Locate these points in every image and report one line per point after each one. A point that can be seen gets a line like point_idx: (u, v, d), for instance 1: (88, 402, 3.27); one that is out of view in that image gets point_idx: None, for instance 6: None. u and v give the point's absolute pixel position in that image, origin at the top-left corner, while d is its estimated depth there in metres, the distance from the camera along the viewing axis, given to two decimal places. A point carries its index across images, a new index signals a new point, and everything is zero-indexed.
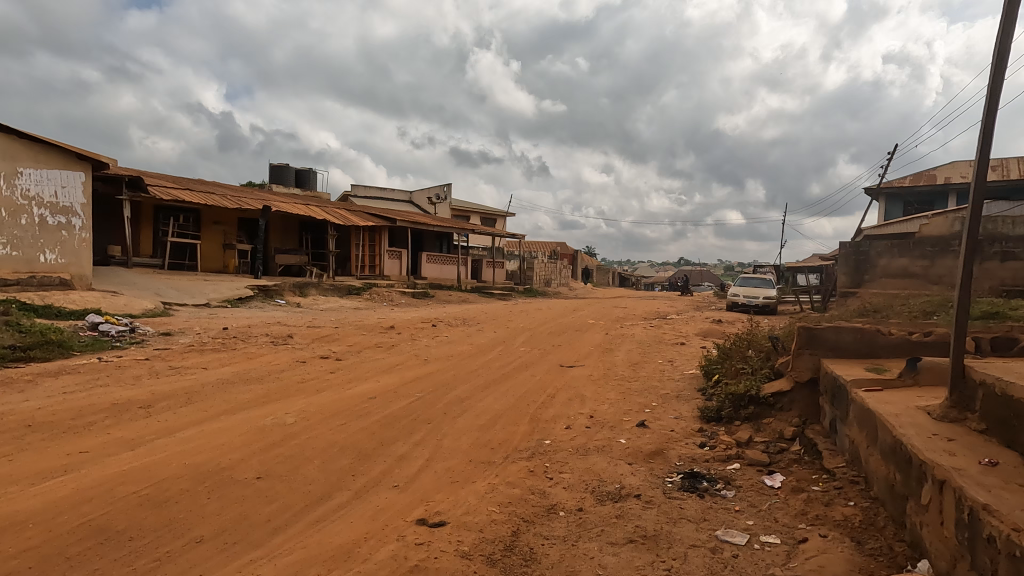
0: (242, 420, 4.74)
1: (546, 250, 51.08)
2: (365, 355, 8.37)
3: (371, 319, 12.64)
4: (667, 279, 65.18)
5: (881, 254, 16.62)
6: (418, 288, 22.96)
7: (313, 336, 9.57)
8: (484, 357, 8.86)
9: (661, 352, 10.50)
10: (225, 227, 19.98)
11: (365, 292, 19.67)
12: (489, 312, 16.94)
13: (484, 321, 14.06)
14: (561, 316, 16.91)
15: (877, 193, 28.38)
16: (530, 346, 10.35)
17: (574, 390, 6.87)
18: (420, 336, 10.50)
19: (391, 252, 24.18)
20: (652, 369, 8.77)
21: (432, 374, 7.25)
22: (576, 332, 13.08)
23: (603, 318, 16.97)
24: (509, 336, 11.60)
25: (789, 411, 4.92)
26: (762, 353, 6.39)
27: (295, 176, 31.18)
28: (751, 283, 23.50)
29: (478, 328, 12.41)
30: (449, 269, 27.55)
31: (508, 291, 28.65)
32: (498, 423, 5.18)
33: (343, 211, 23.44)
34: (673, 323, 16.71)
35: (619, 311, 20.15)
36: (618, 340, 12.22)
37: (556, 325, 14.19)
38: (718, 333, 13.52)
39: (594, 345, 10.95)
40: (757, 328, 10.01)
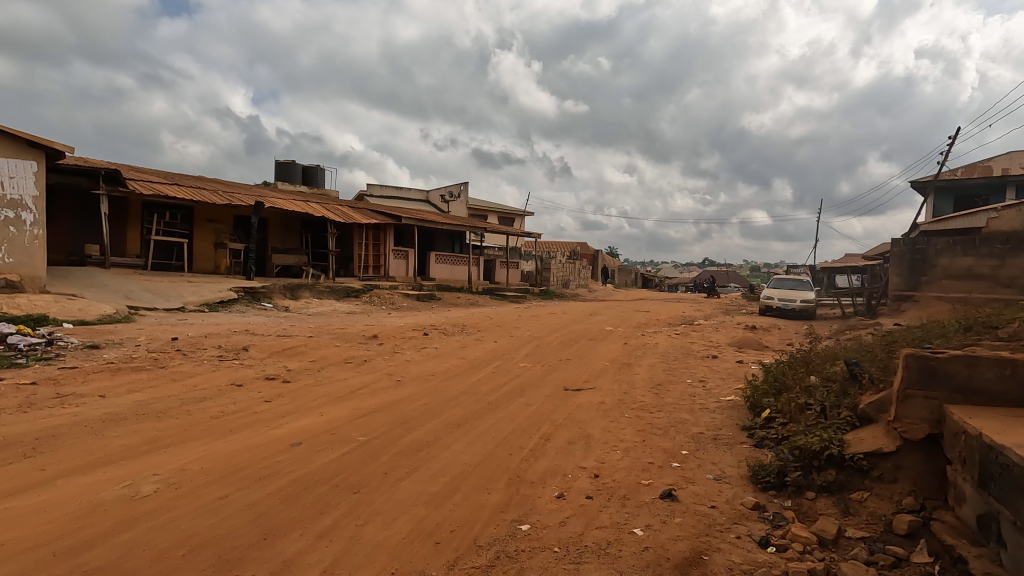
0: (76, 490, 3.23)
1: (566, 251, 49.36)
2: (327, 374, 6.88)
3: (357, 327, 11.18)
4: (691, 280, 62.94)
5: (941, 252, 14.64)
6: (424, 290, 21.53)
7: (274, 348, 8.11)
8: (472, 376, 7.29)
9: (690, 369, 8.80)
10: (219, 225, 18.83)
11: (365, 294, 18.31)
12: (496, 317, 15.38)
13: (488, 328, 12.49)
14: (575, 322, 15.23)
15: (925, 187, 26.16)
16: (533, 360, 8.75)
17: (578, 428, 5.23)
18: (404, 349, 8.98)
19: (397, 252, 22.83)
20: (678, 392, 7.11)
21: (397, 403, 5.70)
22: (589, 342, 11.42)
23: (622, 324, 15.26)
24: (511, 348, 10.00)
25: (893, 484, 3.25)
26: (834, 382, 4.70)
27: (302, 174, 30.06)
28: (787, 285, 21.52)
29: (477, 338, 10.84)
30: (459, 270, 26.10)
31: (522, 293, 27.08)
32: (457, 491, 3.60)
33: (346, 209, 22.13)
34: (702, 330, 14.97)
35: (640, 316, 18.42)
36: (638, 352, 10.52)
37: (568, 333, 12.52)
38: (755, 344, 11.73)
39: (609, 359, 9.29)
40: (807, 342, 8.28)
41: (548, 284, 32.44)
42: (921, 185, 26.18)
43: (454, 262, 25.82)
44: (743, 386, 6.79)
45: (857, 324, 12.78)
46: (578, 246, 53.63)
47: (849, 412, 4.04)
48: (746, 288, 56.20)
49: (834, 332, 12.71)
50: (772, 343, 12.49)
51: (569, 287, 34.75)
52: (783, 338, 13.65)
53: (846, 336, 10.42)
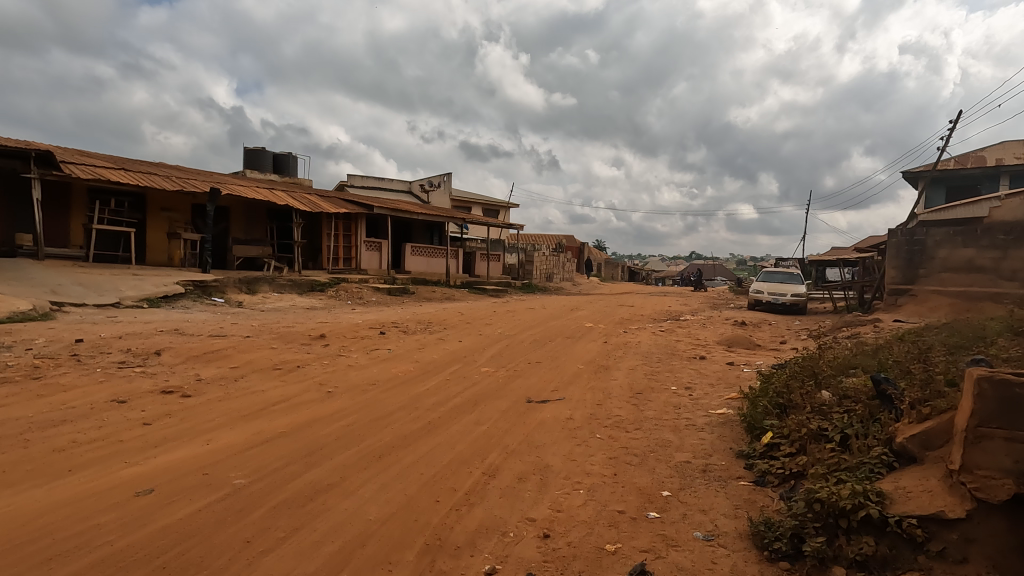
0: None
1: (551, 243, 48.31)
2: (244, 385, 5.76)
3: (307, 325, 10.03)
4: (678, 274, 62.24)
5: (941, 244, 13.80)
6: (397, 283, 20.36)
7: (193, 352, 6.95)
8: (421, 385, 6.21)
9: (675, 374, 7.79)
10: (174, 214, 17.52)
11: (331, 287, 17.15)
12: (469, 312, 14.28)
13: (455, 325, 11.40)
14: (553, 318, 14.18)
15: (917, 177, 25.46)
16: (498, 363, 7.68)
17: (536, 458, 4.18)
18: (351, 351, 7.85)
19: (369, 243, 21.64)
20: (661, 404, 6.09)
21: (316, 423, 4.61)
22: (565, 341, 10.38)
23: (604, 320, 14.24)
24: (476, 349, 8.91)
25: (961, 565, 2.26)
26: (856, 402, 3.73)
27: (272, 161, 28.68)
28: (776, 278, 20.67)
29: (440, 337, 9.74)
30: (437, 263, 24.97)
31: (503, 287, 26.00)
32: (343, 570, 2.55)
33: (314, 198, 20.89)
34: (688, 326, 14.02)
35: (624, 310, 17.45)
36: (618, 352, 9.49)
37: (544, 331, 11.47)
38: (747, 342, 10.77)
39: (585, 362, 8.25)
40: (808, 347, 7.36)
41: (530, 278, 31.38)
42: (914, 175, 25.47)
43: (431, 254, 24.67)
44: (736, 398, 5.80)
45: (854, 321, 11.88)
46: (564, 238, 52.59)
47: (882, 448, 3.06)
48: (733, 281, 55.61)
49: (830, 330, 11.80)
50: (765, 341, 11.53)
51: (552, 281, 33.72)
52: (775, 335, 12.72)
53: (846, 337, 9.48)
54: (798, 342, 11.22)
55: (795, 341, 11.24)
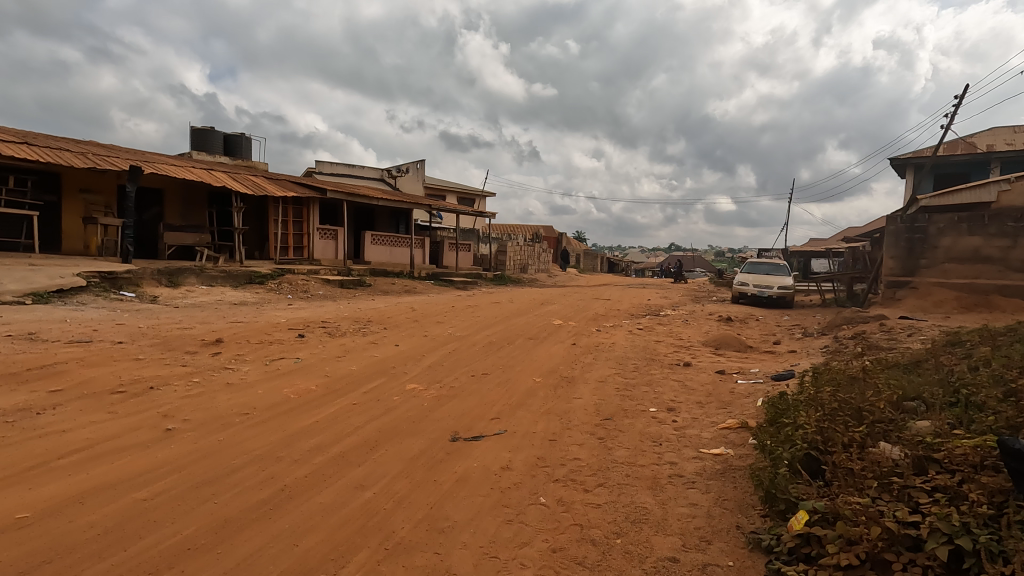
0: None
1: (528, 234, 46.70)
2: (47, 421, 4.04)
3: (213, 326, 8.26)
4: (657, 265, 61.20)
5: (944, 232, 12.48)
6: (353, 275, 18.57)
7: (13, 368, 5.14)
8: (312, 415, 4.55)
9: (656, 389, 6.25)
10: (94, 196, 15.46)
11: (272, 279, 15.31)
12: (423, 307, 12.58)
13: (400, 324, 9.73)
14: (519, 314, 12.58)
15: (903, 164, 24.45)
16: (433, 377, 6.03)
17: (431, 559, 2.59)
18: (244, 363, 6.11)
19: (323, 231, 19.78)
20: (635, 437, 4.54)
21: (96, 494, 2.94)
22: (526, 344, 8.78)
23: (575, 317, 12.66)
24: (413, 356, 7.23)
25: None
26: (967, 484, 2.19)
27: (223, 143, 26.47)
28: (761, 269, 19.37)
29: (373, 340, 8.03)
30: (400, 253, 23.20)
31: (473, 278, 24.33)
32: None
33: (259, 180, 18.89)
34: (669, 323, 12.56)
35: (600, 305, 15.92)
36: (587, 358, 7.92)
37: (503, 331, 9.83)
38: (736, 343, 9.30)
39: (544, 373, 6.66)
40: (822, 364, 5.92)
41: (503, 269, 29.77)
42: (902, 162, 24.43)
43: (394, 244, 22.88)
44: (742, 438, 4.27)
45: (855, 318, 10.52)
46: (540, 228, 51.00)
47: None
48: (712, 272, 54.71)
49: (829, 329, 10.41)
50: (757, 342, 10.05)
51: (527, 272, 32.17)
52: (766, 333, 11.29)
53: (854, 342, 8.04)
54: (794, 342, 9.81)
55: (791, 342, 9.80)
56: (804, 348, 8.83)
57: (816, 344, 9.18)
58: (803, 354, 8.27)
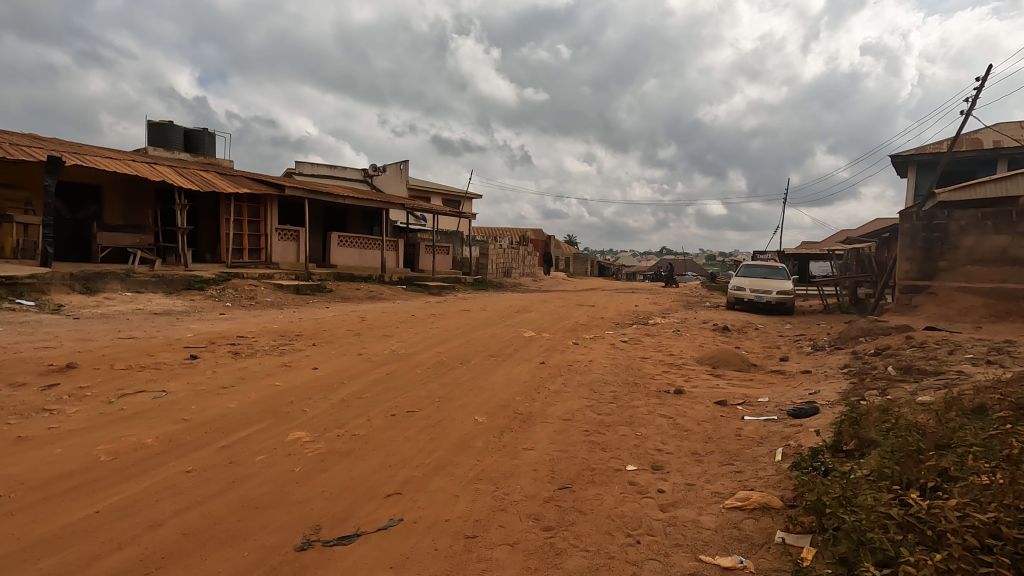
0: None
1: (515, 237, 45.17)
2: None
3: (89, 344, 6.58)
4: (648, 269, 59.85)
5: (967, 230, 11.09)
6: (313, 279, 16.95)
7: None
8: (98, 496, 2.95)
9: (637, 432, 4.67)
10: (15, 191, 13.74)
11: (215, 284, 13.67)
12: (377, 317, 10.96)
13: (336, 338, 8.10)
14: (487, 324, 11.00)
15: (905, 162, 23.21)
16: (334, 419, 4.43)
17: None
18: (76, 402, 4.46)
19: (283, 232, 18.14)
20: (600, 528, 2.99)
21: None
22: (484, 365, 7.19)
23: (551, 327, 11.06)
24: (327, 385, 5.61)
25: None
26: None
27: (183, 139, 24.73)
28: (758, 273, 17.93)
29: (286, 362, 6.39)
30: (371, 256, 21.55)
31: (450, 283, 22.72)
32: None
33: (211, 176, 17.21)
34: (658, 334, 11.03)
35: (583, 312, 14.36)
36: (554, 383, 6.34)
37: (459, 346, 8.22)
38: (737, 361, 7.74)
39: (492, 409, 5.07)
40: (860, 406, 4.39)
41: (485, 273, 28.19)
42: (904, 159, 23.20)
43: (363, 246, 21.24)
44: (768, 538, 2.75)
45: (873, 328, 9.03)
46: (528, 231, 49.44)
47: None
48: (704, 276, 53.40)
49: (843, 343, 8.91)
50: (760, 357, 8.52)
51: (510, 276, 30.61)
52: (769, 346, 9.79)
53: (882, 363, 6.51)
54: (804, 358, 8.32)
55: (802, 358, 8.28)
56: (819, 367, 7.31)
57: (831, 360, 7.68)
58: (819, 376, 6.73)
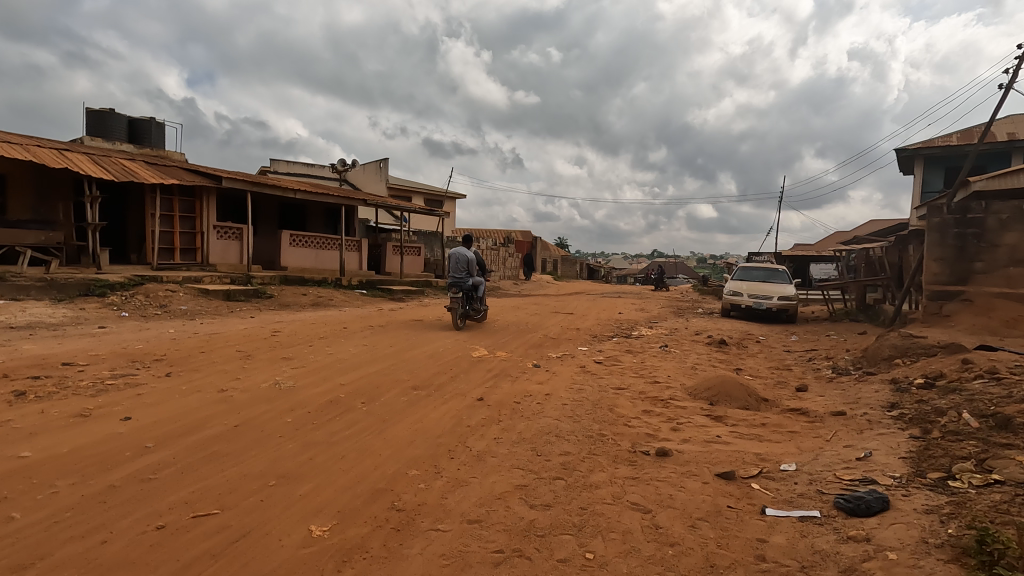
0: None
1: (499, 238, 43.23)
2: None
3: None
4: (639, 271, 58.11)
5: (1009, 225, 9.28)
6: (253, 283, 14.88)
7: None
8: None
9: (590, 557, 2.71)
10: None
11: (121, 290, 11.60)
12: (299, 330, 8.92)
13: (209, 364, 6.03)
14: (435, 339, 9.00)
15: (912, 156, 21.53)
16: (32, 551, 2.42)
17: None
18: None
19: (222, 230, 16.08)
20: None
21: None
22: (397, 405, 5.14)
23: (512, 343, 9.07)
24: (113, 456, 3.56)
25: None
26: None
27: (127, 128, 22.53)
28: (756, 276, 16.08)
29: (84, 411, 4.30)
30: (328, 257, 19.46)
31: (418, 287, 20.67)
32: None
33: (136, 165, 15.08)
34: (642, 350, 9.10)
35: (557, 321, 12.40)
36: (483, 439, 4.33)
37: (374, 375, 6.16)
38: (742, 395, 5.76)
39: (355, 504, 3.08)
40: (987, 527, 2.42)
41: None
42: (909, 153, 21.53)
43: (320, 246, 19.14)
44: None
45: (910, 346, 7.13)
46: (512, 233, 47.50)
47: None
48: (695, 279, 51.72)
49: (874, 367, 7.00)
50: (769, 385, 6.57)
51: (489, 279, 28.65)
52: (777, 368, 7.86)
53: (950, 407, 4.60)
54: (828, 387, 6.40)
55: (826, 388, 6.34)
56: (855, 405, 5.37)
57: (866, 393, 5.77)
58: (860, 423, 4.78)
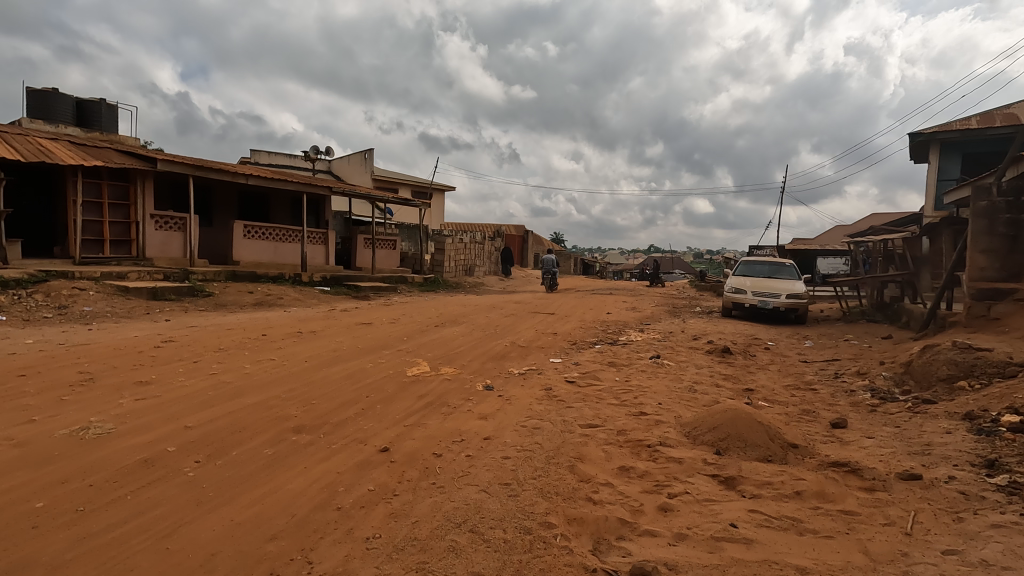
0: None
1: (490, 232, 41.47)
2: None
3: None
4: (635, 267, 56.42)
5: None
6: (192, 279, 13.11)
7: None
8: None
9: None
10: None
11: (16, 288, 9.84)
12: (201, 339, 7.14)
13: (7, 397, 4.25)
14: (371, 349, 7.25)
15: (927, 141, 19.81)
16: None
17: None
18: None
19: (162, 220, 14.33)
20: None
21: None
22: (248, 468, 3.41)
23: (468, 354, 7.33)
24: None
25: None
26: None
27: (74, 110, 20.63)
28: (761, 271, 14.40)
29: None
30: (289, 250, 17.68)
31: (390, 284, 18.93)
32: None
33: (58, 145, 13.28)
34: (628, 362, 7.40)
35: (533, 325, 10.69)
36: (344, 542, 2.62)
37: (248, 409, 4.41)
38: (762, 440, 4.05)
39: None
40: None
41: (441, 271, 24.45)
42: (925, 139, 19.83)
43: (279, 239, 17.36)
44: None
45: (976, 364, 5.43)
46: (503, 227, 45.69)
47: None
48: (692, 275, 49.95)
49: (928, 392, 5.30)
50: (795, 420, 4.86)
51: (473, 275, 26.93)
52: (798, 389, 6.15)
53: None
54: (874, 424, 4.69)
55: (873, 425, 4.62)
56: (927, 460, 3.69)
57: (937, 440, 4.06)
58: (953, 503, 3.07)
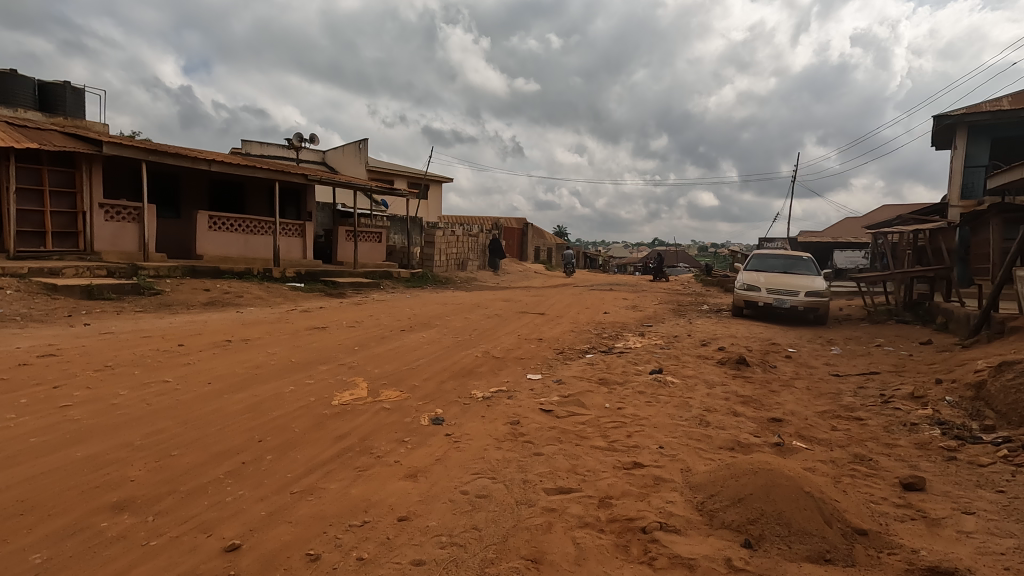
0: None
1: (487, 226, 40.01)
2: None
3: None
4: (639, 261, 54.86)
5: None
6: (142, 275, 11.78)
7: None
8: None
9: None
10: None
11: None
12: (93, 352, 5.77)
13: None
14: (305, 364, 5.87)
15: (953, 124, 18.27)
16: None
17: None
18: None
19: (113, 210, 12.96)
20: None
21: None
22: None
23: (426, 370, 5.94)
24: None
25: None
26: None
27: (35, 92, 19.27)
28: (775, 266, 12.96)
29: None
30: (261, 243, 16.34)
31: (372, 280, 17.58)
32: None
33: None
34: (622, 379, 6.03)
35: (516, 329, 9.31)
36: None
37: (63, 474, 3.04)
38: (814, 525, 2.69)
39: None
40: None
41: (430, 266, 23.08)
42: (950, 121, 18.29)
43: (249, 231, 16.00)
44: None
45: None
46: (502, 221, 44.21)
47: None
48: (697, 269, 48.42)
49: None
50: (851, 479, 3.47)
51: (466, 269, 25.54)
52: (841, 421, 4.76)
53: None
54: (965, 486, 3.31)
55: (965, 491, 3.24)
56: None
57: None
58: None
